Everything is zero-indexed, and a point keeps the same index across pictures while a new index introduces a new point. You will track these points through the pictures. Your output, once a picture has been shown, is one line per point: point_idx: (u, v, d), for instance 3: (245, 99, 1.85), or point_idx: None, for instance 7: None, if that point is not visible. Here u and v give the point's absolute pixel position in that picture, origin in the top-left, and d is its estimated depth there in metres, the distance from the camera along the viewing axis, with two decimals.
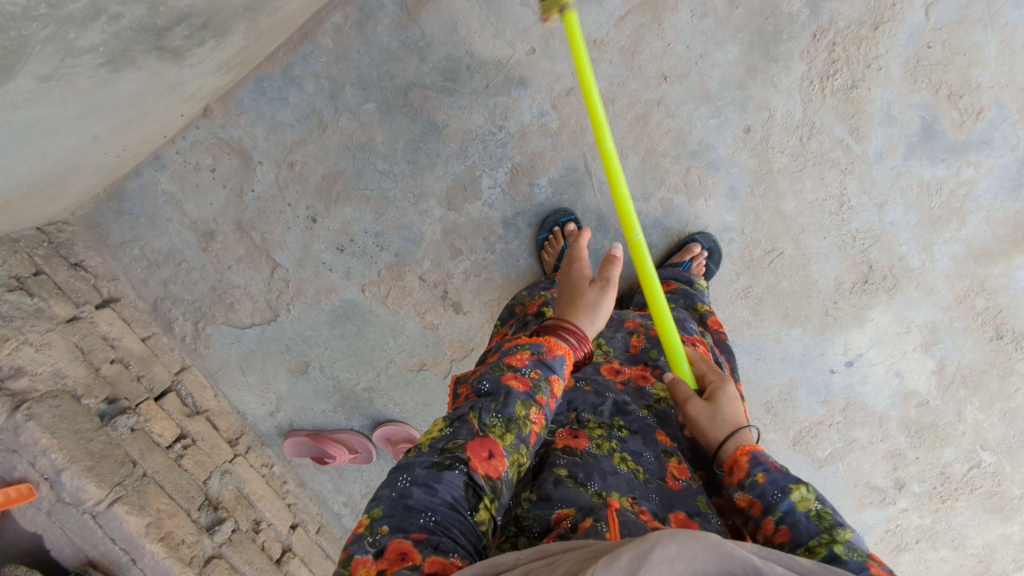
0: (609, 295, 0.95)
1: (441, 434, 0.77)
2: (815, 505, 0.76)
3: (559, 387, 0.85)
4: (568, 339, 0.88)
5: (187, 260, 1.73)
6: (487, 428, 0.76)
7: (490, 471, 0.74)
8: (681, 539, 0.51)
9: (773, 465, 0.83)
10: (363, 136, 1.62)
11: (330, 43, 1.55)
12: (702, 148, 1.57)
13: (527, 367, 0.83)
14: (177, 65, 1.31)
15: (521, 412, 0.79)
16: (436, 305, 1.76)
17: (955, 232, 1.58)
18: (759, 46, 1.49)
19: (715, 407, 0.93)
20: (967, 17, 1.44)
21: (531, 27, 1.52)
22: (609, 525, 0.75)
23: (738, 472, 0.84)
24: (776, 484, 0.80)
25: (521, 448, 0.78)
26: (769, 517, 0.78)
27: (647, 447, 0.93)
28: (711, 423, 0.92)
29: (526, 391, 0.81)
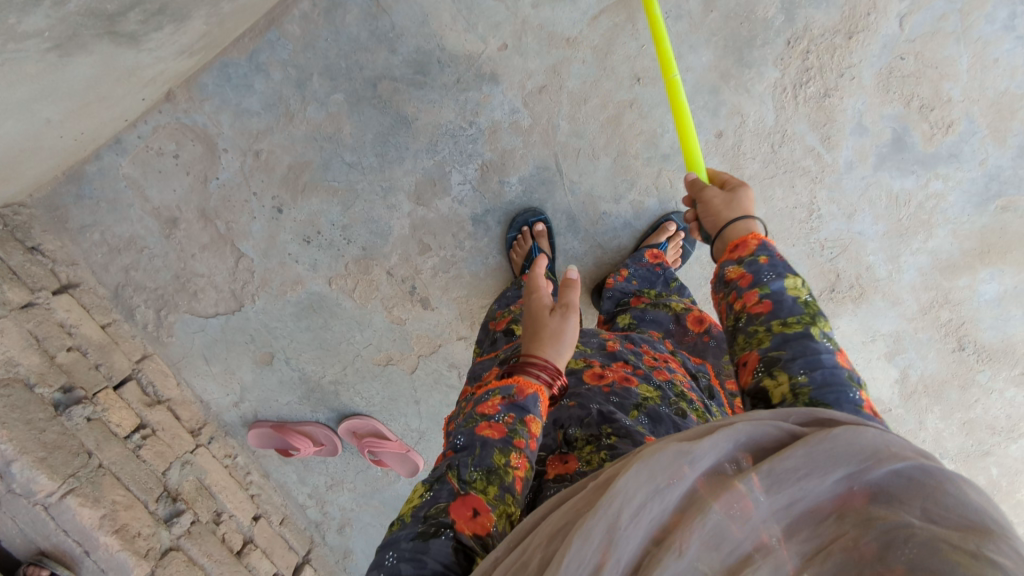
0: (572, 321, 0.93)
1: (422, 501, 0.73)
2: (805, 295, 0.83)
3: (537, 426, 0.83)
4: (538, 375, 0.87)
5: (149, 247, 1.69)
6: (468, 484, 0.74)
7: (478, 528, 0.69)
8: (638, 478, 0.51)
9: (777, 255, 0.90)
10: (331, 127, 1.59)
11: (297, 31, 1.51)
12: (674, 152, 1.56)
13: (500, 413, 0.81)
14: (134, 49, 1.28)
15: (500, 461, 0.76)
16: (404, 300, 1.75)
17: (922, 245, 1.58)
18: (733, 51, 1.48)
19: (732, 194, 1.00)
20: (941, 30, 1.43)
21: (503, 23, 1.50)
22: None
23: (743, 250, 0.91)
24: (774, 268, 0.86)
25: (506, 497, 0.73)
26: (756, 291, 0.85)
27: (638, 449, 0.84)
28: (726, 206, 0.99)
29: (502, 439, 0.79)
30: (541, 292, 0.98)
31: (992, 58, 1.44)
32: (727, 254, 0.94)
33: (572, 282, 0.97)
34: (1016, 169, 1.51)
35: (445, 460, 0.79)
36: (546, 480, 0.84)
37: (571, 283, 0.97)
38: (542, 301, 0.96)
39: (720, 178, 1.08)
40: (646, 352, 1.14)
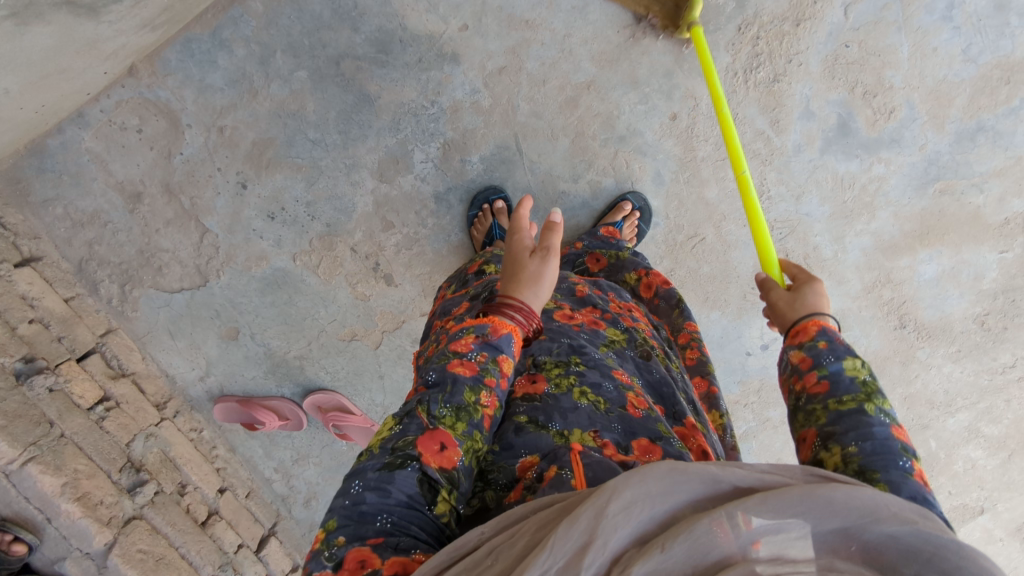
0: (553, 264, 0.87)
1: (391, 433, 0.73)
2: (866, 377, 0.74)
3: (509, 365, 0.81)
4: (514, 316, 0.82)
5: (113, 221, 1.71)
6: (437, 419, 0.73)
7: (444, 463, 0.70)
8: (633, 482, 0.52)
9: (840, 340, 0.79)
10: (295, 104, 1.61)
11: (260, 7, 1.53)
12: (630, 133, 1.61)
13: (473, 351, 0.78)
14: (93, 21, 1.31)
15: (470, 399, 0.75)
16: (368, 276, 1.78)
17: (865, 226, 1.65)
18: (686, 36, 1.53)
19: (797, 294, 0.87)
20: (883, 20, 1.49)
21: (464, 4, 1.53)
22: (573, 466, 0.72)
23: (801, 335, 0.81)
24: (835, 352, 0.76)
25: (473, 434, 0.74)
26: (814, 372, 0.76)
27: (605, 379, 0.90)
28: (789, 305, 0.86)
29: (473, 376, 0.77)
30: (525, 233, 0.91)
31: (932, 46, 1.51)
32: (786, 339, 0.83)
33: (555, 226, 0.90)
34: (953, 155, 1.58)
35: (416, 394, 0.77)
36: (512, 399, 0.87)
37: (554, 227, 0.90)
38: (525, 241, 0.89)
39: (793, 271, 0.94)
40: (613, 299, 1.19)
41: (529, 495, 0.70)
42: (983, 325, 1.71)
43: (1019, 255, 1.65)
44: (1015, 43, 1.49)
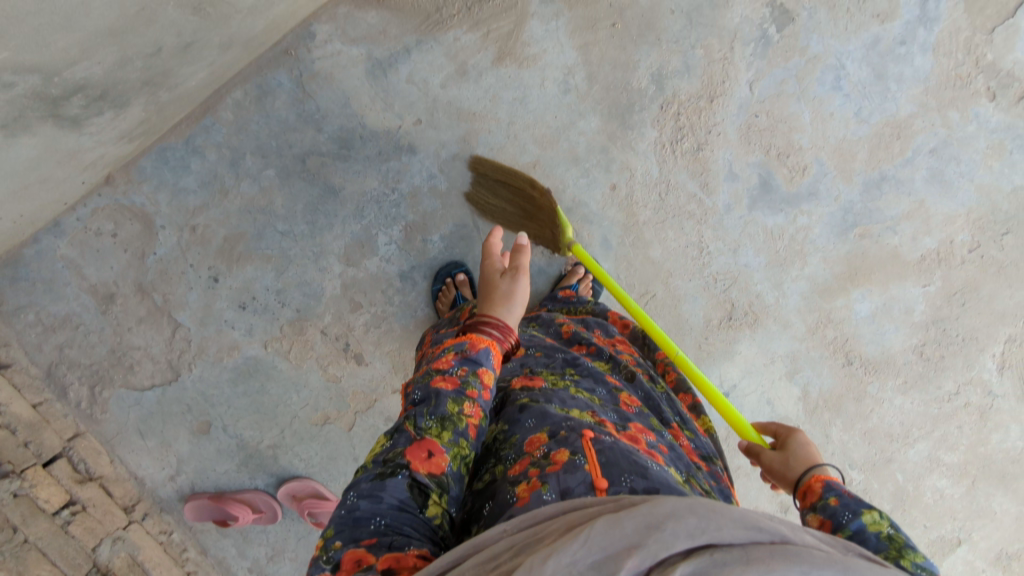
0: (522, 281, 0.98)
1: (383, 447, 0.79)
2: (888, 529, 0.73)
3: (490, 377, 0.87)
4: (489, 332, 0.91)
5: (84, 323, 1.78)
6: (423, 431, 0.78)
7: (432, 469, 0.75)
8: (699, 512, 0.56)
9: (846, 492, 0.80)
10: (264, 200, 1.74)
11: (231, 117, 1.69)
12: (575, 204, 1.76)
13: (454, 367, 0.85)
14: (76, 133, 1.43)
15: (453, 410, 0.81)
16: (338, 357, 1.83)
17: (800, 272, 1.79)
18: (616, 117, 1.72)
19: (788, 453, 0.93)
20: (783, 92, 1.71)
21: (417, 102, 1.70)
22: (586, 452, 0.74)
23: (811, 495, 0.82)
24: (848, 506, 0.76)
25: (459, 442, 0.79)
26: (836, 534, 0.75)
27: (597, 385, 1.00)
28: (786, 466, 0.92)
29: (455, 390, 0.83)
30: (495, 258, 1.02)
31: (829, 112, 1.72)
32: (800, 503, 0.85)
33: (522, 247, 1.01)
34: (865, 203, 1.76)
35: (404, 412, 0.83)
36: (512, 391, 0.94)
37: (521, 248, 1.01)
38: (495, 265, 1.01)
39: (770, 428, 1.02)
40: (598, 334, 1.27)
41: (533, 469, 0.73)
42: (922, 355, 1.83)
43: (941, 287, 1.79)
44: (898, 104, 1.72)
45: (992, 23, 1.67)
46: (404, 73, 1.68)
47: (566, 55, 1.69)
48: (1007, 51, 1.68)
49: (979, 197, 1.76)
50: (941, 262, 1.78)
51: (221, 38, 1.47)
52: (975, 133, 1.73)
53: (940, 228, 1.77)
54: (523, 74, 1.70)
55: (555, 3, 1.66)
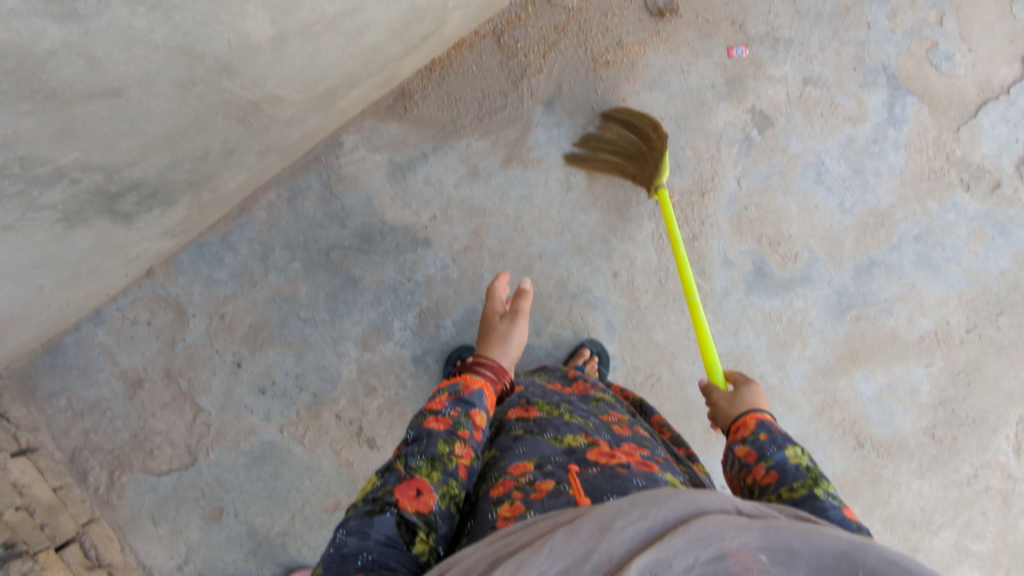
0: (516, 329, 1.14)
1: (375, 486, 0.87)
2: (806, 461, 0.88)
3: (481, 417, 0.98)
4: (484, 372, 1.05)
5: (112, 408, 1.87)
6: (413, 470, 0.87)
7: (420, 506, 0.82)
8: (639, 502, 0.69)
9: (777, 430, 0.95)
10: (289, 289, 1.87)
11: (264, 216, 1.86)
12: (580, 290, 1.86)
13: (447, 408, 0.96)
14: (126, 227, 1.59)
15: (444, 450, 0.90)
16: (351, 442, 1.89)
17: (801, 353, 1.84)
18: (615, 210, 1.86)
19: (737, 392, 1.09)
20: (769, 186, 1.84)
21: (432, 200, 1.87)
22: (570, 478, 0.80)
23: (745, 430, 0.97)
24: (776, 442, 0.92)
25: (449, 481, 0.87)
26: (762, 463, 0.90)
27: (592, 414, 1.05)
28: (730, 403, 1.08)
29: (447, 431, 0.92)
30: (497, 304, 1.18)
31: (814, 203, 1.84)
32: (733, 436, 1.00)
33: (521, 295, 1.18)
34: (858, 287, 1.83)
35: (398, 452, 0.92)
36: (508, 421, 1.02)
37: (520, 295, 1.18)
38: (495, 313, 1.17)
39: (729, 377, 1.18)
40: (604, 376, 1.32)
41: (519, 492, 0.80)
42: (934, 437, 1.82)
43: (944, 367, 1.82)
44: (878, 196, 1.83)
45: (957, 122, 1.82)
46: (422, 175, 1.86)
47: (568, 157, 1.86)
48: (974, 146, 1.82)
49: (969, 279, 1.82)
50: (940, 343, 1.82)
51: (261, 145, 1.66)
52: (955, 221, 1.83)
53: (934, 309, 1.82)
54: (529, 175, 1.87)
55: (556, 113, 1.86)
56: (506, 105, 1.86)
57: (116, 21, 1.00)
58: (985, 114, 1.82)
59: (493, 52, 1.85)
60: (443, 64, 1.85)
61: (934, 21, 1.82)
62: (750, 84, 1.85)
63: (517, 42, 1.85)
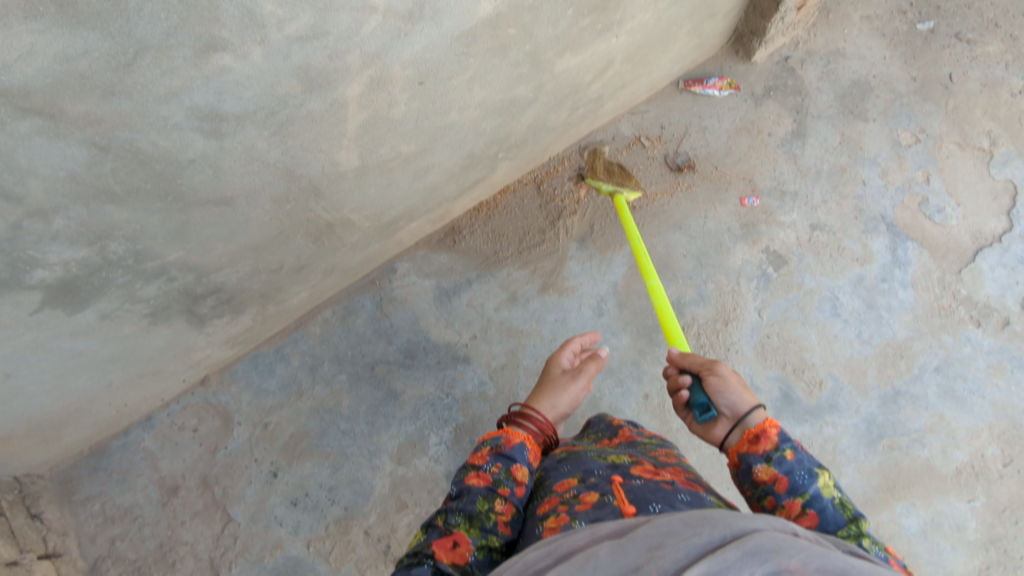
0: (574, 388, 1.19)
1: (418, 541, 0.94)
2: (836, 494, 1.05)
3: (522, 473, 1.01)
4: (526, 427, 1.10)
5: (143, 515, 1.88)
6: (452, 525, 0.93)
7: (456, 557, 0.88)
8: (692, 524, 0.74)
9: (797, 448, 1.11)
10: (333, 401, 1.96)
11: (318, 331, 2.02)
12: (612, 410, 1.92)
13: (488, 464, 1.02)
14: (197, 331, 1.69)
15: (483, 507, 0.95)
16: (377, 562, 1.83)
17: (838, 482, 1.78)
18: (644, 335, 1.98)
19: (738, 382, 1.24)
20: (788, 317, 1.96)
21: (474, 321, 2.02)
22: (613, 489, 0.92)
23: (767, 444, 1.11)
24: (805, 469, 1.07)
25: (487, 536, 0.92)
26: (799, 496, 1.04)
27: (633, 446, 1.15)
28: (731, 388, 1.22)
29: (487, 487, 0.98)
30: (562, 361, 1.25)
31: (832, 334, 1.94)
32: (751, 444, 1.13)
33: (594, 357, 1.23)
34: (886, 415, 1.84)
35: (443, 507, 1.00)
36: (556, 447, 1.14)
37: (592, 357, 1.23)
38: (559, 368, 1.24)
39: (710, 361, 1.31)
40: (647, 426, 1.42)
41: (566, 507, 0.90)
42: None
43: (987, 503, 1.76)
44: (894, 329, 1.93)
45: (957, 265, 1.98)
46: (466, 298, 2.04)
47: (600, 286, 2.03)
48: (978, 287, 1.95)
49: (996, 413, 1.84)
50: (979, 477, 1.78)
51: (326, 265, 1.83)
52: (972, 355, 1.89)
53: (966, 442, 1.81)
54: (564, 301, 2.03)
55: (589, 248, 2.07)
56: (544, 240, 2.08)
57: (245, 140, 1.19)
58: (982, 259, 1.98)
59: (534, 197, 2.12)
60: (490, 205, 2.11)
61: (921, 180, 2.08)
62: (763, 229, 2.07)
63: (554, 190, 2.13)
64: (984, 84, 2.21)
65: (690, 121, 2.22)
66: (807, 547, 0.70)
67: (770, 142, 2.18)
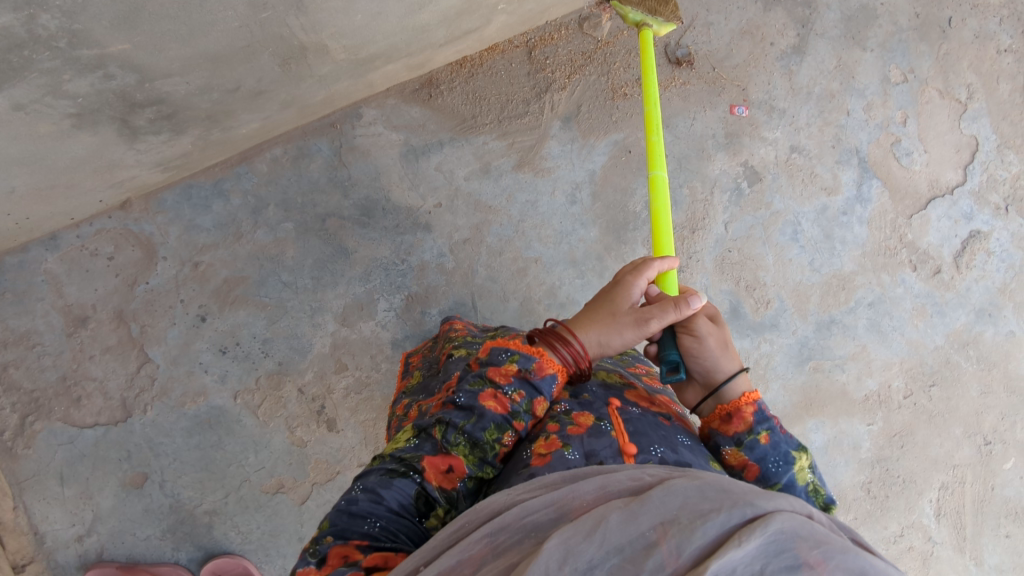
0: (633, 332, 0.96)
1: (407, 444, 0.88)
2: (811, 479, 0.91)
3: (542, 406, 0.90)
4: (561, 356, 0.92)
5: (43, 343, 1.69)
6: (451, 445, 0.86)
7: (445, 483, 0.84)
8: (710, 496, 0.62)
9: (776, 425, 0.92)
10: (275, 249, 1.79)
11: (265, 169, 1.80)
12: (569, 301, 1.89)
13: (511, 387, 0.89)
14: (127, 146, 1.43)
15: (490, 436, 0.87)
16: (310, 420, 1.77)
17: (763, 396, 1.95)
18: (613, 231, 1.92)
19: (724, 344, 0.98)
20: (751, 236, 2.00)
21: (441, 188, 1.87)
22: (615, 422, 0.90)
23: (739, 425, 0.92)
24: (781, 455, 0.90)
25: (483, 467, 0.86)
26: (769, 487, 0.90)
27: (619, 365, 1.18)
28: (719, 354, 0.97)
29: (502, 415, 0.88)
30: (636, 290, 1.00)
31: (788, 257, 2.01)
32: (721, 421, 0.94)
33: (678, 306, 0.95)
34: (818, 340, 1.99)
35: (443, 409, 0.90)
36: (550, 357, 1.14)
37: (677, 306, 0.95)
38: (629, 298, 0.99)
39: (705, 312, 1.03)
40: None
41: (568, 429, 0.89)
42: (868, 492, 1.97)
43: (882, 428, 1.98)
44: (843, 261, 2.02)
45: (910, 211, 2.07)
46: (435, 161, 1.87)
47: (577, 173, 1.93)
48: (923, 234, 2.07)
49: (909, 349, 2.02)
50: (881, 404, 1.99)
51: (287, 95, 1.58)
52: (903, 295, 2.03)
53: (879, 373, 2.00)
54: (537, 182, 1.92)
55: (573, 129, 1.93)
56: (527, 113, 1.92)
57: None
58: (932, 208, 2.08)
59: (523, 62, 1.92)
60: (474, 61, 1.89)
61: (899, 120, 2.09)
62: (746, 141, 2.03)
63: (547, 59, 1.93)
64: (976, 36, 2.15)
65: (697, 12, 2.06)
66: (835, 539, 0.58)
67: (770, 53, 2.08)
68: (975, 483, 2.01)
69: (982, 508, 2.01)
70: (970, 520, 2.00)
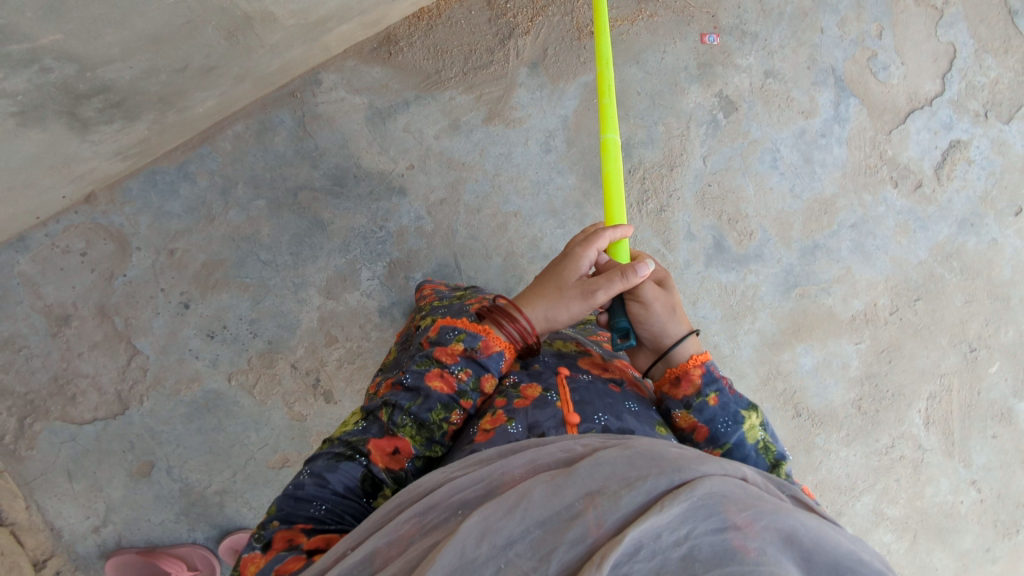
0: (578, 305, 0.96)
1: (355, 427, 0.90)
2: (761, 437, 0.93)
3: (490, 383, 0.92)
4: (506, 334, 0.94)
5: (29, 345, 1.68)
6: (398, 426, 0.88)
7: (393, 464, 0.87)
8: (637, 464, 0.67)
9: (724, 386, 0.95)
10: (250, 229, 1.76)
11: (228, 147, 1.75)
12: (552, 252, 1.88)
13: (457, 366, 0.91)
14: (80, 138, 1.38)
15: (437, 416, 0.89)
16: (306, 395, 1.78)
17: (752, 326, 1.98)
18: (590, 177, 1.90)
19: (671, 307, 0.99)
20: (730, 168, 1.97)
21: (411, 150, 1.83)
22: (561, 391, 0.92)
23: (688, 388, 0.95)
24: (729, 416, 0.93)
25: (430, 446, 0.90)
26: (718, 447, 0.93)
27: (580, 334, 1.19)
28: (666, 317, 0.98)
29: (449, 394, 0.90)
30: (584, 260, 0.98)
31: (769, 186, 1.99)
32: (670, 385, 0.97)
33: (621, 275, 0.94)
34: (803, 267, 2.00)
35: (391, 391, 0.92)
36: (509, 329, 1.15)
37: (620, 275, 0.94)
38: (578, 269, 0.98)
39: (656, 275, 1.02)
40: None
41: (514, 403, 0.91)
42: (860, 409, 2.02)
43: (871, 345, 2.02)
44: (823, 185, 2.01)
45: (889, 126, 2.04)
46: (402, 122, 1.82)
47: (549, 120, 1.88)
48: (902, 149, 2.04)
49: (894, 267, 2.03)
50: (868, 322, 2.02)
51: (240, 69, 1.52)
52: (885, 213, 2.03)
53: (865, 292, 2.01)
54: (509, 133, 1.88)
55: (540, 75, 1.88)
56: (493, 62, 1.86)
57: None
58: (911, 121, 2.05)
59: (483, 8, 1.84)
60: (432, 13, 1.82)
61: (874, 33, 2.03)
62: (718, 71, 1.98)
63: (507, 3, 1.85)
64: None
65: None
66: (760, 502, 0.62)
67: None
68: (963, 389, 2.06)
69: (970, 413, 2.07)
70: (958, 425, 2.06)
